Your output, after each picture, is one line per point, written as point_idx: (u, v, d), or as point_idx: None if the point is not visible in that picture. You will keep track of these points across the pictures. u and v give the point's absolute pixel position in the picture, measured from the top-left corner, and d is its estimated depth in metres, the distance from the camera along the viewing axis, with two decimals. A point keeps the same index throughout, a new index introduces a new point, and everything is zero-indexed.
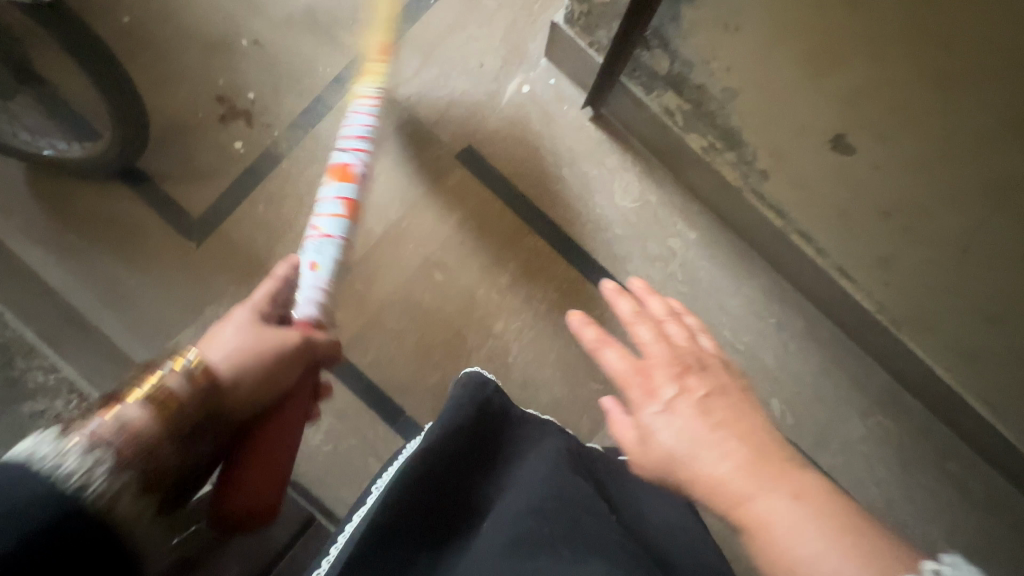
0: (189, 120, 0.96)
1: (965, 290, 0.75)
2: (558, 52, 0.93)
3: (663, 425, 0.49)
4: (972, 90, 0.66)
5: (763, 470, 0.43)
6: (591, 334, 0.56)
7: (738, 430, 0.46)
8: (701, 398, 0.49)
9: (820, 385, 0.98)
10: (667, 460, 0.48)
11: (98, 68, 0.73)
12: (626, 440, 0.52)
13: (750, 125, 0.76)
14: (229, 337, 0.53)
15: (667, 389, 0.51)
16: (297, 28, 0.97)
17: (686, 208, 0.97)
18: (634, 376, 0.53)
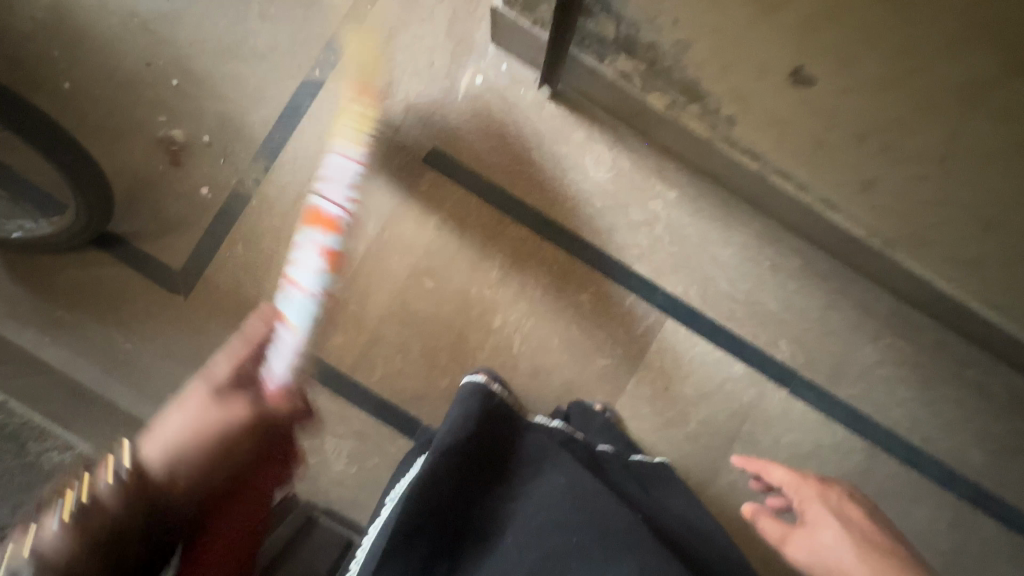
0: (151, 175, 0.95)
1: (946, 211, 0.70)
2: (504, 34, 0.91)
3: (830, 521, 0.61)
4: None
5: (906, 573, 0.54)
6: (761, 458, 0.71)
7: (898, 549, 0.58)
8: (867, 514, 0.63)
9: (826, 318, 0.97)
10: (824, 552, 0.59)
11: (49, 142, 0.72)
12: (778, 531, 0.62)
13: (708, 73, 0.72)
14: (184, 416, 0.52)
15: (834, 494, 0.65)
16: (239, 61, 0.96)
17: (662, 168, 0.96)
18: (804, 482, 0.66)
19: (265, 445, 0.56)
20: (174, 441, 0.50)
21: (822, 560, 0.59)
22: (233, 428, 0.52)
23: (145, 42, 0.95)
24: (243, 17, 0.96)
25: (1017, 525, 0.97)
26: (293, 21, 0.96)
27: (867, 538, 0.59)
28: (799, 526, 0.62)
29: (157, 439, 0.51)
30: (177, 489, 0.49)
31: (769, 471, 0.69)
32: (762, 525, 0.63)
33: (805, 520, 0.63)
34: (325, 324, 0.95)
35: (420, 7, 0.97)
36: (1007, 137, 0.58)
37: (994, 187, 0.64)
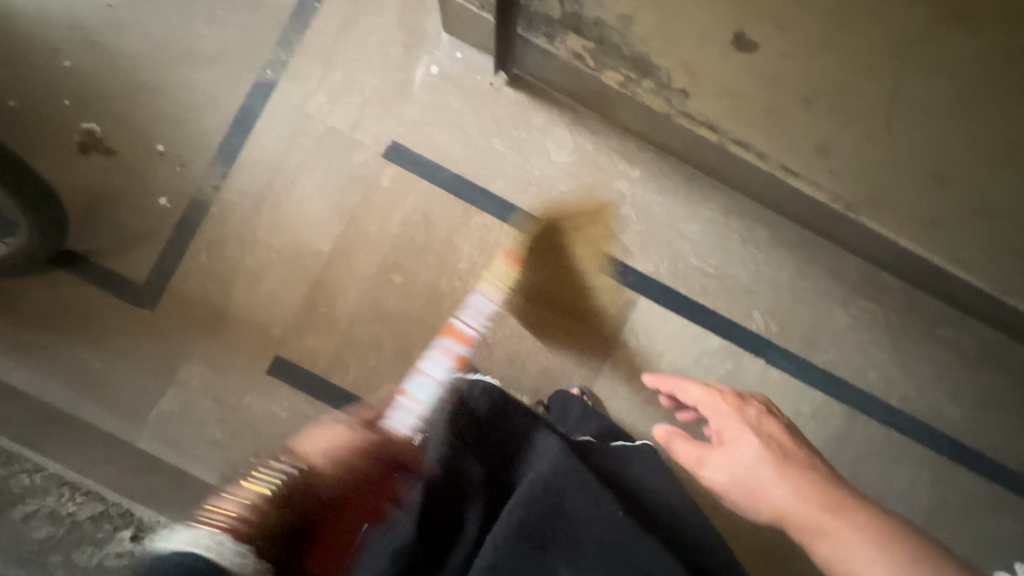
0: (106, 188, 0.93)
1: (912, 154, 0.66)
2: (455, 22, 0.89)
3: (748, 436, 0.62)
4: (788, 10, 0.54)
5: (826, 488, 0.57)
6: (675, 377, 0.71)
7: (804, 453, 0.61)
8: (781, 423, 0.65)
9: (797, 286, 0.98)
10: (745, 471, 0.60)
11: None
12: (698, 453, 0.63)
13: (654, 46, 0.70)
14: (334, 434, 0.66)
15: (752, 410, 0.65)
16: (188, 66, 0.94)
17: (624, 148, 0.96)
18: (726, 400, 0.66)
19: (392, 457, 0.68)
20: (324, 448, 0.63)
21: (745, 475, 0.60)
22: (357, 454, 0.65)
23: (90, 53, 0.93)
24: (189, 22, 0.94)
25: (995, 475, 0.98)
26: (240, 22, 0.94)
27: (783, 448, 0.60)
28: (718, 447, 0.63)
29: (314, 445, 0.63)
30: (326, 476, 0.61)
31: (683, 390, 0.70)
32: (680, 448, 0.63)
33: (722, 440, 0.63)
34: (297, 327, 0.94)
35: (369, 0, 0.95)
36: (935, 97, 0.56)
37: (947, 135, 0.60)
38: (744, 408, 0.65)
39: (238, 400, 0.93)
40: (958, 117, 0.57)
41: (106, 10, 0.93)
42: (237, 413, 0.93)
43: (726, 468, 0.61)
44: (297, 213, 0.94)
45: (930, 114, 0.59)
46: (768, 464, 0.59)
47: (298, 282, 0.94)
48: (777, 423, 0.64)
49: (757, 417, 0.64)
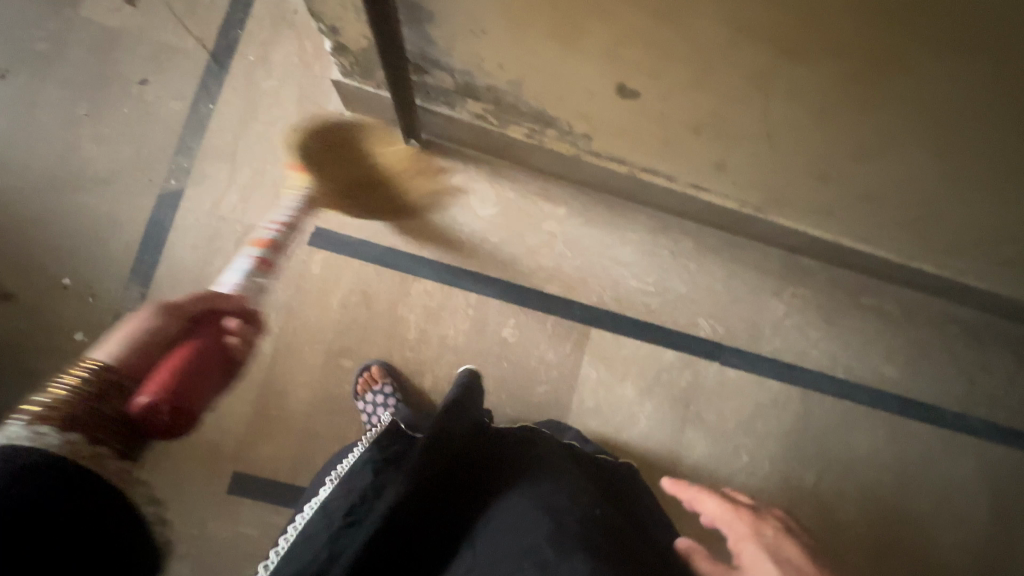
0: (10, 336, 0.85)
1: (798, 163, 0.73)
2: (354, 101, 0.90)
3: (766, 562, 0.54)
4: (657, 64, 0.58)
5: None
6: (691, 486, 0.65)
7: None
8: (803, 544, 0.57)
9: (731, 287, 1.03)
10: None
11: None
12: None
13: (546, 102, 0.73)
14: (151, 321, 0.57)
15: (768, 531, 0.58)
16: (82, 190, 0.89)
17: (544, 189, 0.99)
18: (740, 518, 0.60)
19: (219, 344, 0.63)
20: (123, 341, 0.54)
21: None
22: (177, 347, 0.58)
23: None
24: (75, 143, 0.90)
25: (942, 421, 1.06)
26: (132, 137, 0.91)
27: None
28: (738, 573, 0.56)
29: (107, 346, 0.53)
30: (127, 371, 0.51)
31: (702, 502, 0.64)
32: (700, 566, 0.59)
33: (740, 564, 0.57)
34: (250, 436, 0.89)
35: (265, 92, 0.95)
36: (804, 114, 0.61)
37: (828, 143, 0.66)
38: (774, 549, 0.56)
39: (200, 529, 0.87)
40: (814, 124, 0.62)
41: None
42: (201, 543, 0.86)
43: None
44: None
45: (803, 128, 0.64)
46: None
47: (242, 389, 0.90)
48: (797, 545, 0.57)
49: (783, 544, 0.56)
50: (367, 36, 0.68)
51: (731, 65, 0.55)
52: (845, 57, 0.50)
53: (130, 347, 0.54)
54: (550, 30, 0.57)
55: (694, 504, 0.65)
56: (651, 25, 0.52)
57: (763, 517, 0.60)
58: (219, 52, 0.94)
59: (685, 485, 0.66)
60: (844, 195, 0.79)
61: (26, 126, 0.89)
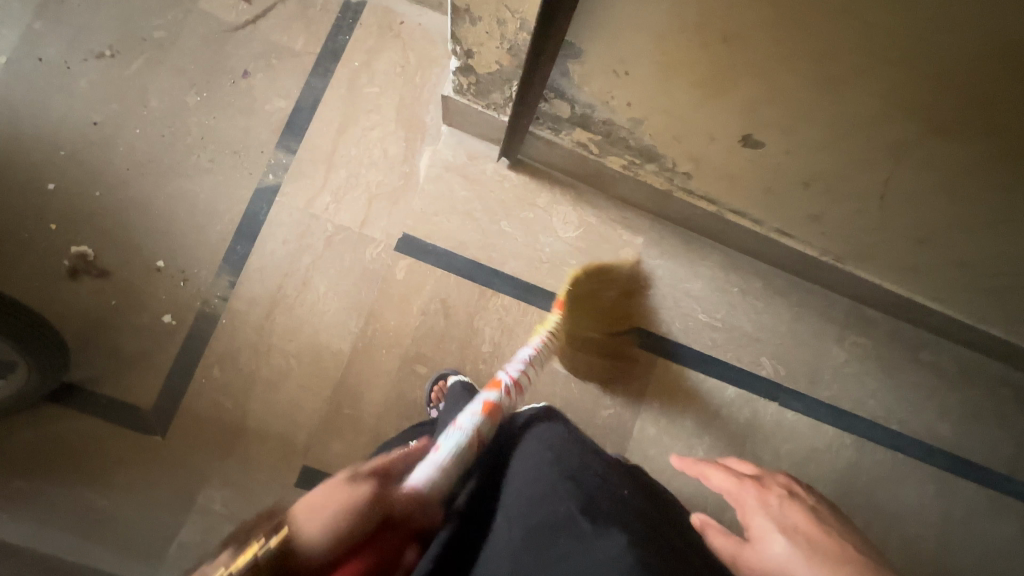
0: (102, 311, 0.88)
1: (899, 225, 0.75)
2: (456, 116, 0.92)
3: (774, 532, 0.51)
4: (796, 124, 0.61)
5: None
6: (699, 460, 0.63)
7: (841, 546, 0.48)
8: (810, 509, 0.53)
9: (795, 330, 1.05)
10: (775, 571, 0.49)
11: None
12: (729, 548, 0.54)
13: (659, 141, 0.76)
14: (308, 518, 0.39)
15: (773, 497, 0.55)
16: (183, 177, 0.91)
17: (625, 218, 1.01)
18: (745, 488, 0.57)
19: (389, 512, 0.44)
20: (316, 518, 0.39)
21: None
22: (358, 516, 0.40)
23: (76, 172, 0.89)
24: (181, 131, 0.92)
25: (989, 481, 1.08)
26: (236, 129, 0.93)
27: (815, 545, 0.48)
28: (749, 544, 0.53)
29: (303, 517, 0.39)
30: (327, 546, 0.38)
31: (708, 476, 0.62)
32: (716, 541, 0.56)
33: (751, 536, 0.53)
34: (320, 433, 0.91)
35: (365, 98, 0.97)
36: (927, 184, 0.64)
37: (932, 211, 0.70)
38: (786, 521, 0.52)
39: None
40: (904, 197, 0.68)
41: (91, 127, 0.90)
42: None
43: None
44: (313, 314, 0.92)
45: (916, 195, 0.67)
46: (797, 558, 0.48)
47: (319, 384, 0.91)
48: (808, 516, 0.52)
49: (796, 517, 0.52)
50: (499, 63, 0.70)
51: (871, 135, 0.59)
52: (984, 143, 0.54)
53: (444, 477, 0.54)
54: (699, 82, 0.60)
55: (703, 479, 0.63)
56: (805, 89, 0.55)
57: (774, 488, 0.56)
58: (326, 55, 0.97)
59: (692, 461, 0.64)
60: (918, 257, 0.83)
61: (137, 109, 0.91)
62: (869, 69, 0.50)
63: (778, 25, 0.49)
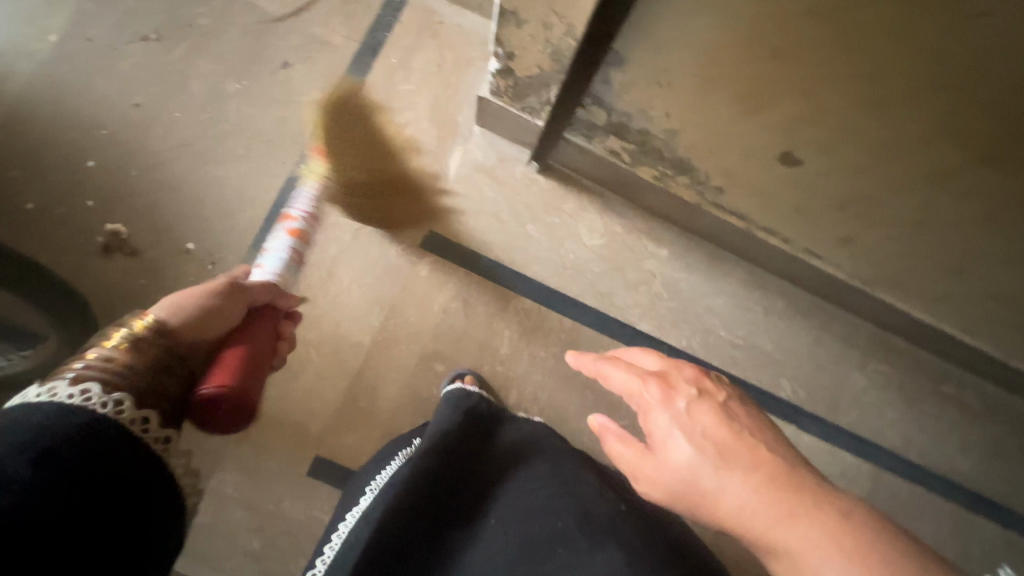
0: (130, 290, 0.89)
1: (935, 254, 0.74)
2: (489, 117, 0.92)
3: (676, 435, 0.50)
4: (839, 145, 0.60)
5: (785, 496, 0.44)
6: (599, 364, 0.59)
7: (749, 447, 0.48)
8: (718, 406, 0.51)
9: (818, 353, 1.03)
10: (675, 471, 0.49)
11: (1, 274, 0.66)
12: (631, 456, 0.53)
13: (695, 154, 0.75)
14: (171, 304, 0.59)
15: (680, 397, 0.52)
16: (217, 162, 0.93)
17: (651, 229, 1.00)
18: (646, 387, 0.54)
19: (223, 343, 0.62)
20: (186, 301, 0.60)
21: (681, 483, 0.49)
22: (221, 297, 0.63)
23: (115, 152, 0.91)
24: (218, 117, 0.93)
25: (1009, 521, 1.05)
26: (271, 119, 0.95)
27: (720, 446, 0.48)
28: (651, 449, 0.52)
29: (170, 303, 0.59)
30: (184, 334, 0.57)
31: (608, 377, 0.58)
32: (615, 449, 0.55)
33: (653, 443, 0.52)
34: (335, 424, 0.91)
35: (399, 95, 0.98)
36: (970, 214, 0.63)
37: (971, 242, 0.68)
38: (690, 422, 0.50)
39: (275, 507, 0.88)
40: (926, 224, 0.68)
41: (131, 109, 0.92)
42: (274, 520, 0.88)
43: (667, 476, 0.50)
44: (335, 305, 0.93)
45: (957, 224, 0.66)
46: (701, 465, 0.48)
47: (336, 375, 0.92)
48: (715, 413, 0.50)
49: (696, 411, 0.51)
50: (539, 67, 0.70)
51: (912, 162, 0.58)
52: None
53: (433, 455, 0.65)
54: (743, 96, 0.59)
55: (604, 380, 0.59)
56: (852, 113, 0.55)
57: (678, 383, 0.54)
58: (365, 50, 0.98)
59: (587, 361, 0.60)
60: (951, 288, 0.82)
61: (177, 94, 0.93)
62: (921, 92, 0.49)
63: (835, 49, 0.49)
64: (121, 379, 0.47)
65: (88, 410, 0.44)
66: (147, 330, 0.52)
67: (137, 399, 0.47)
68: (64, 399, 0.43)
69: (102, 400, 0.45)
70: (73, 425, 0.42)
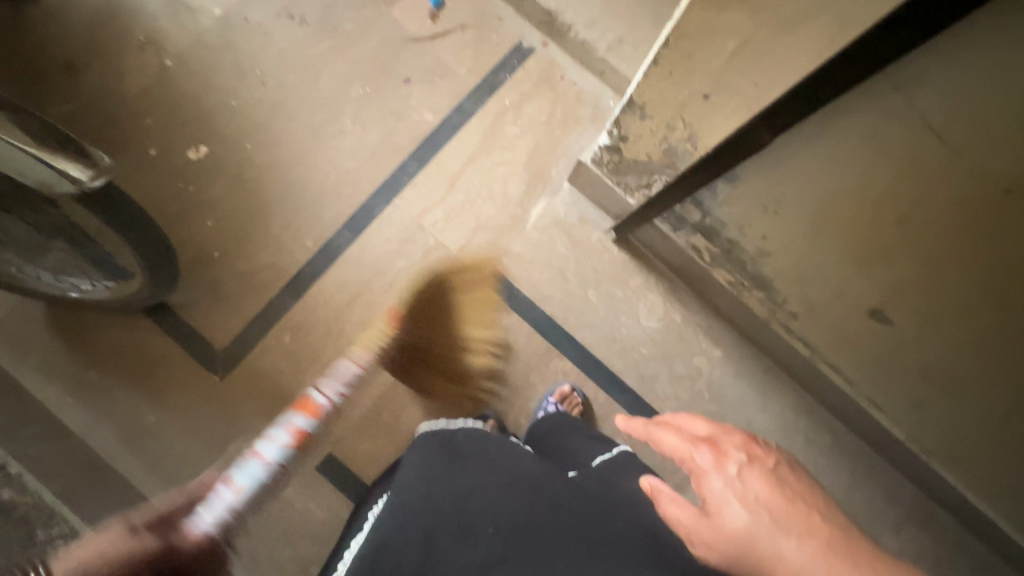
0: (213, 249, 0.95)
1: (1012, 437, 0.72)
2: (582, 180, 0.94)
3: (732, 502, 0.43)
4: (950, 320, 0.59)
5: (842, 561, 0.37)
6: (644, 424, 0.54)
7: (809, 516, 0.40)
8: (770, 472, 0.45)
9: (852, 502, 0.97)
10: (735, 540, 0.42)
11: (124, 220, 0.71)
12: (684, 521, 0.46)
13: (782, 277, 0.74)
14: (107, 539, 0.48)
15: (733, 463, 0.46)
16: (322, 156, 0.98)
17: (710, 327, 0.98)
18: (697, 451, 0.49)
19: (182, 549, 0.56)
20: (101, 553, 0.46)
21: (740, 554, 0.41)
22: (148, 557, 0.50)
23: (238, 124, 0.98)
24: (336, 115, 0.99)
25: None
26: (382, 128, 1.00)
27: (780, 517, 0.41)
28: (706, 517, 0.45)
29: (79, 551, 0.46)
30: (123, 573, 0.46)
31: (656, 440, 0.52)
32: (667, 511, 0.47)
33: (709, 508, 0.45)
34: (356, 427, 0.93)
35: (504, 136, 1.01)
36: None
37: None
38: (751, 490, 0.43)
39: (279, 488, 0.91)
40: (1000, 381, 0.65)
41: (265, 89, 0.99)
42: (275, 500, 0.91)
43: (728, 544, 0.42)
44: None
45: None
46: (759, 530, 0.41)
47: (370, 381, 0.94)
48: (764, 477, 0.44)
49: (744, 471, 0.45)
50: (648, 156, 0.72)
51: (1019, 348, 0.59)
52: None
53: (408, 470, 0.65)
54: (860, 249, 0.58)
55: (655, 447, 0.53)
56: (976, 293, 0.54)
57: (729, 448, 0.48)
58: (483, 87, 1.02)
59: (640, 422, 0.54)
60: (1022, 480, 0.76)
61: (307, 86, 1.00)
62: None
63: (976, 232, 0.48)
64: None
65: None
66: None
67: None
68: None
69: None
70: None
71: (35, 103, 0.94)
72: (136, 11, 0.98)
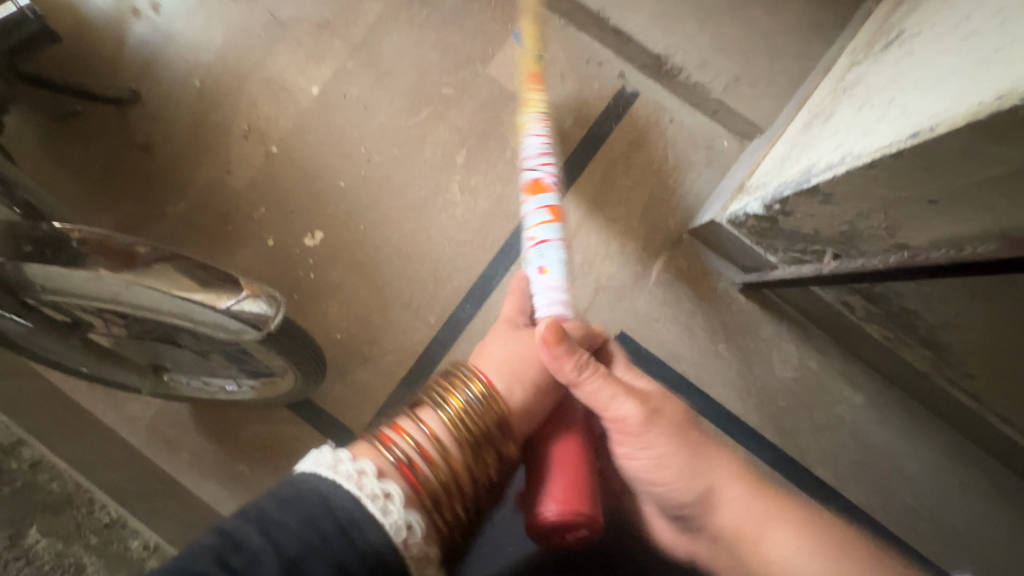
0: (339, 334, 0.95)
1: None
2: (712, 235, 0.90)
3: (602, 391, 0.59)
4: None
5: (687, 443, 0.59)
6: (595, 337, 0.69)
7: (675, 415, 0.61)
8: (677, 432, 0.59)
9: (1014, 543, 0.91)
10: (652, 454, 0.59)
11: (282, 339, 0.69)
12: (620, 413, 0.60)
13: (962, 349, 0.76)
14: (494, 365, 0.60)
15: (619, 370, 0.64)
16: (434, 229, 0.97)
17: (850, 373, 0.94)
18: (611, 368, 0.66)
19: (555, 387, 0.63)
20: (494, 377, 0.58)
21: (683, 482, 0.59)
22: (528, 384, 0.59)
23: (348, 205, 0.97)
24: (444, 186, 0.97)
25: None
26: (491, 194, 0.97)
27: (640, 404, 0.60)
28: (632, 430, 0.60)
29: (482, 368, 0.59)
30: (509, 414, 0.57)
31: (591, 391, 0.60)
32: (602, 401, 0.60)
33: (621, 420, 0.60)
34: None
35: (617, 189, 0.97)
36: None
37: None
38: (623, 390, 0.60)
39: None
40: None
41: (370, 166, 0.97)
42: None
43: (597, 398, 0.60)
44: None
45: None
46: (637, 418, 0.59)
47: None
48: (668, 433, 0.59)
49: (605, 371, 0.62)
50: (816, 231, 0.68)
51: None
52: None
53: None
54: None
55: (589, 376, 0.59)
56: None
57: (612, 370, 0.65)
58: (591, 139, 0.98)
59: (560, 337, 0.58)
60: None
61: (412, 158, 0.97)
62: None
63: None
64: (423, 496, 0.47)
65: (383, 529, 0.41)
66: (474, 402, 0.55)
67: (405, 494, 0.46)
68: (366, 496, 0.43)
69: (383, 495, 0.43)
70: (363, 546, 0.40)
71: (156, 205, 0.96)
72: (238, 101, 0.98)
